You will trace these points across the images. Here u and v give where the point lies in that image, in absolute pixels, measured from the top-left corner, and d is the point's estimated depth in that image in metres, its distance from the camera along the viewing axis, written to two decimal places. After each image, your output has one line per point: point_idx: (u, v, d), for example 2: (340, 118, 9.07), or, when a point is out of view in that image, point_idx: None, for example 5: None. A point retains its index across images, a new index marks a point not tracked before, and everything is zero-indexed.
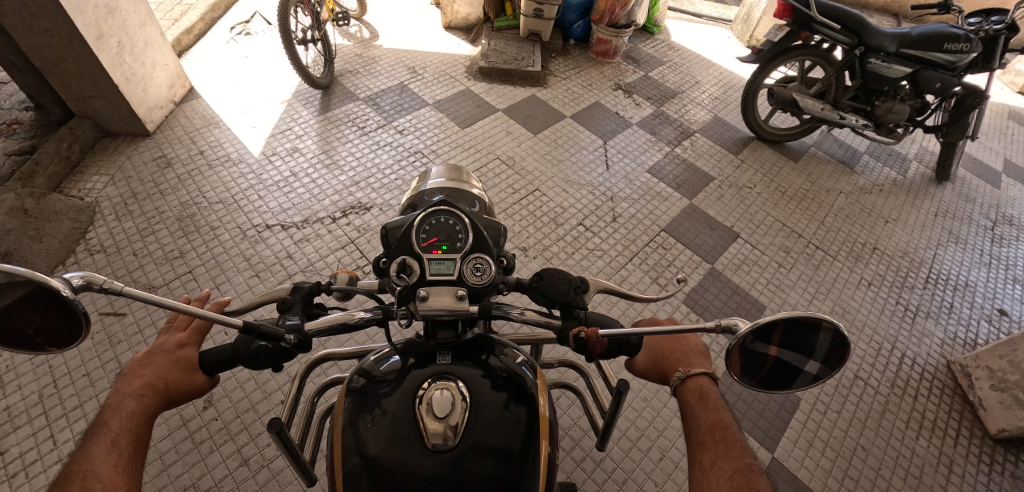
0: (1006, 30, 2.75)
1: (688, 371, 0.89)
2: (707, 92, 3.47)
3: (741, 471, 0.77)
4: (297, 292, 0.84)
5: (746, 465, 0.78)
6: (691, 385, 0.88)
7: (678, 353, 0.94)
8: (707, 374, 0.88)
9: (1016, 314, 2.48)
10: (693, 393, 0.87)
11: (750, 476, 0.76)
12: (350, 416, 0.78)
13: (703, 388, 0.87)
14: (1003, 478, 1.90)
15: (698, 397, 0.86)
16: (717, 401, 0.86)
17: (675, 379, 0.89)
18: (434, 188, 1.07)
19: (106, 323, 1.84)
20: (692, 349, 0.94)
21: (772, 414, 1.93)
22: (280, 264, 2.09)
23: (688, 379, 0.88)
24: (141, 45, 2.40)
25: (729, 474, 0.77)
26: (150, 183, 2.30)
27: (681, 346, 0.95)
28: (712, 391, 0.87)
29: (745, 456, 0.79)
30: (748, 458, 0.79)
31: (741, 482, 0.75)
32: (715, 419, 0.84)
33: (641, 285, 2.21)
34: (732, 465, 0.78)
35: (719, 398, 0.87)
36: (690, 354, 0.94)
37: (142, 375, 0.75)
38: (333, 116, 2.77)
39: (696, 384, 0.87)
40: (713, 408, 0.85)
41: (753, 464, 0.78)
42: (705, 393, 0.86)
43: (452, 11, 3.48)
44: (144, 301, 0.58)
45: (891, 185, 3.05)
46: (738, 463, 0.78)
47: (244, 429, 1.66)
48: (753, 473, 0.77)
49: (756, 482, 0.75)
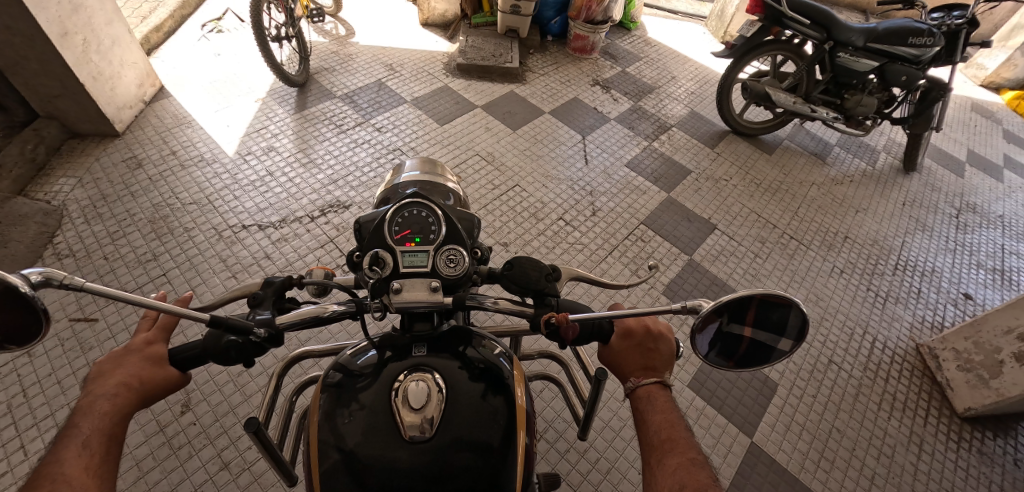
0: (967, 24, 2.84)
1: (639, 380, 0.90)
2: (683, 87, 3.52)
3: (685, 465, 0.80)
4: (269, 286, 0.84)
5: (690, 459, 0.81)
6: (641, 391, 0.90)
7: (643, 359, 0.92)
8: (657, 381, 0.90)
9: (980, 297, 2.58)
10: (642, 398, 0.89)
11: (693, 470, 0.79)
12: (326, 412, 0.78)
13: (652, 393, 0.89)
14: (970, 454, 1.98)
15: (647, 401, 0.88)
16: (665, 404, 0.88)
17: (626, 385, 0.91)
18: (408, 182, 1.07)
19: (77, 330, 1.79)
20: (657, 358, 0.92)
21: (751, 400, 1.97)
22: (257, 265, 2.06)
23: (639, 386, 0.90)
24: (108, 43, 2.34)
25: (674, 469, 0.80)
26: (120, 185, 2.24)
27: (648, 352, 0.92)
28: (661, 397, 0.89)
29: (689, 451, 0.83)
30: (692, 453, 0.82)
31: (686, 475, 0.78)
32: (664, 420, 0.86)
33: (621, 277, 2.25)
34: (677, 461, 0.81)
35: (668, 402, 0.89)
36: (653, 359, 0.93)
37: (113, 375, 0.73)
38: (309, 114, 2.74)
39: (646, 390, 0.89)
40: (661, 410, 0.87)
41: (696, 458, 0.82)
42: (653, 398, 0.88)
43: (429, 8, 3.47)
44: (107, 297, 0.57)
45: (861, 176, 3.14)
46: (682, 458, 0.81)
47: (223, 433, 1.64)
48: (697, 467, 0.80)
49: (699, 475, 0.78)
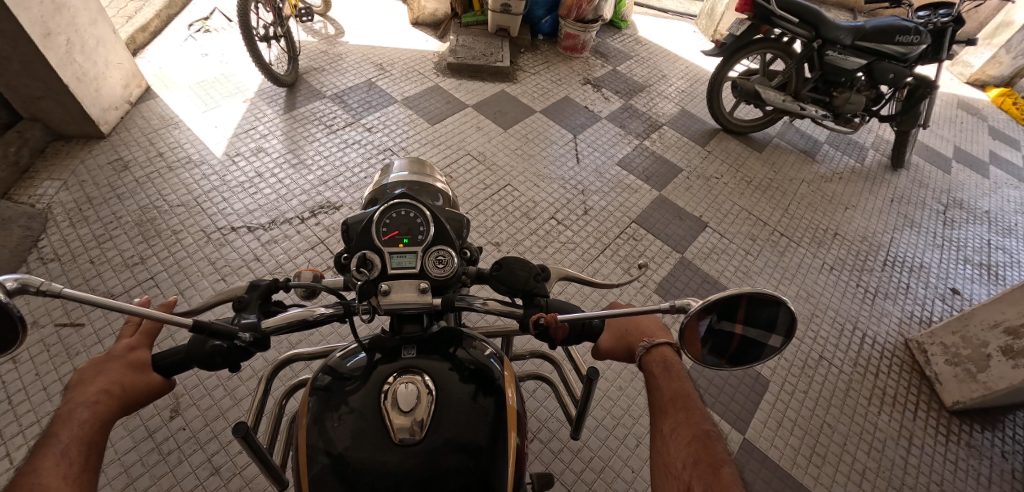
0: (953, 22, 2.87)
1: (653, 341, 0.93)
2: (674, 85, 3.53)
3: (699, 438, 0.81)
4: (254, 290, 0.82)
5: (704, 433, 0.82)
6: (655, 355, 0.92)
7: (641, 327, 0.97)
8: (669, 345, 0.93)
9: (967, 292, 2.61)
10: (657, 363, 0.90)
11: (708, 443, 0.81)
12: (314, 415, 0.77)
13: (666, 357, 0.91)
14: (959, 447, 2.00)
15: (662, 367, 0.89)
16: (679, 371, 0.89)
17: (641, 349, 0.93)
18: (396, 182, 1.07)
19: (62, 335, 1.77)
20: (653, 324, 0.98)
21: (743, 396, 1.98)
22: (247, 267, 2.04)
23: (653, 349, 0.92)
24: (92, 43, 2.30)
25: (688, 441, 0.81)
26: (106, 187, 2.20)
27: (642, 322, 0.98)
28: (675, 362, 0.91)
29: (704, 423, 0.83)
30: (706, 425, 0.83)
31: (700, 450, 0.80)
32: (678, 389, 0.87)
33: (613, 276, 2.25)
34: (691, 432, 0.82)
35: (682, 369, 0.90)
36: (653, 328, 0.97)
37: (94, 382, 0.72)
38: (298, 114, 2.71)
39: (660, 354, 0.91)
40: (677, 379, 0.88)
41: (711, 431, 0.83)
42: (668, 363, 0.90)
43: (419, 7, 3.45)
44: (84, 303, 0.55)
45: (850, 173, 3.16)
46: (697, 430, 0.82)
47: (213, 437, 1.62)
48: (711, 441, 0.81)
49: (714, 449, 0.80)
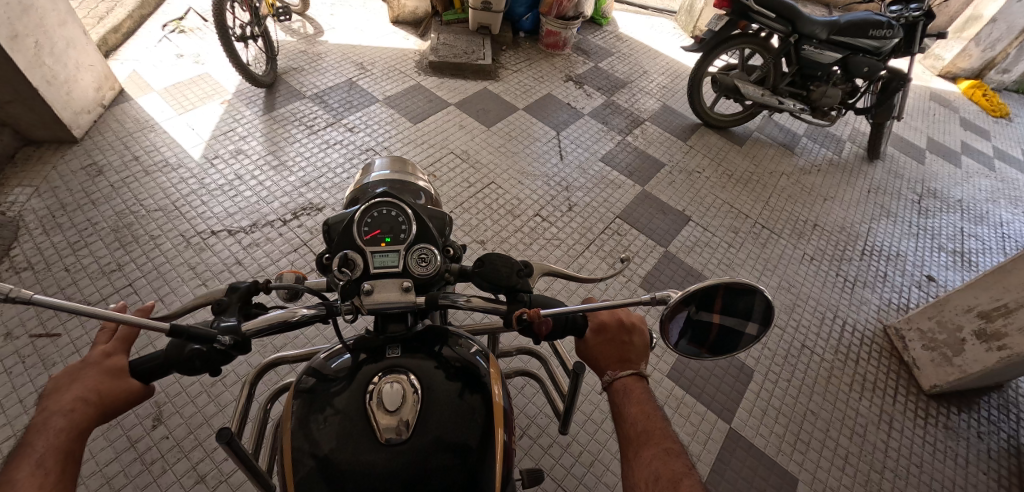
0: (923, 16, 2.94)
1: (617, 373, 0.92)
2: (655, 81, 3.56)
3: (660, 455, 0.83)
4: (234, 292, 0.81)
5: (666, 450, 0.84)
6: (618, 386, 0.92)
7: (617, 353, 0.94)
8: (634, 374, 0.92)
9: (942, 279, 2.68)
10: (619, 392, 0.91)
11: (669, 459, 0.82)
12: (300, 418, 0.76)
13: (629, 386, 0.91)
14: (937, 430, 2.06)
15: (624, 395, 0.90)
16: (641, 396, 0.90)
17: (605, 379, 0.93)
18: (377, 181, 1.06)
19: (38, 346, 1.72)
20: (632, 346, 0.95)
21: (728, 386, 2.01)
22: (228, 271, 2.00)
23: (616, 380, 0.92)
24: (62, 45, 2.24)
25: (649, 459, 0.83)
26: (80, 193, 2.15)
27: (619, 346, 0.95)
28: (638, 388, 0.91)
29: (665, 441, 0.85)
30: (668, 442, 0.85)
31: (661, 466, 0.81)
32: (640, 412, 0.89)
33: (599, 270, 2.26)
34: (653, 450, 0.84)
35: (644, 394, 0.91)
36: (630, 353, 0.95)
37: (69, 390, 0.70)
38: (278, 115, 2.67)
39: (623, 384, 0.91)
40: (637, 402, 0.89)
41: (672, 447, 0.85)
42: (629, 391, 0.90)
43: (400, 5, 3.43)
44: (57, 309, 0.54)
45: (828, 165, 3.23)
46: (659, 448, 0.84)
47: (198, 445, 1.59)
48: (672, 456, 0.83)
49: (674, 464, 0.82)
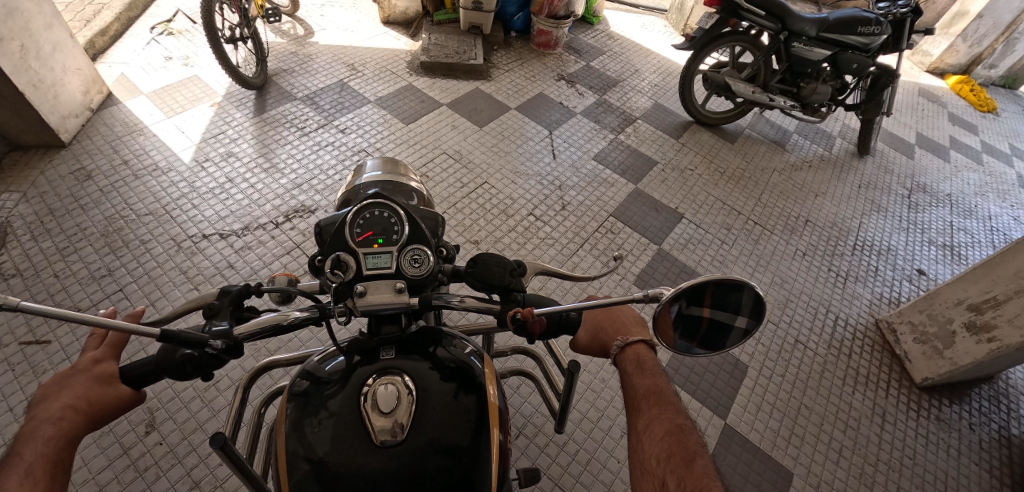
0: (911, 13, 2.96)
1: (627, 340, 0.95)
2: (647, 79, 3.57)
3: (672, 432, 0.83)
4: (225, 296, 0.80)
5: (678, 426, 0.84)
6: (629, 353, 0.94)
7: (616, 325, 1.00)
8: (644, 342, 0.95)
9: (932, 272, 2.71)
10: (631, 361, 0.93)
11: (681, 436, 0.83)
12: (293, 421, 0.76)
13: (640, 355, 0.94)
14: (929, 421, 2.08)
15: (636, 365, 0.93)
16: (652, 368, 0.93)
17: (616, 347, 0.95)
18: (369, 182, 1.06)
19: (28, 353, 1.70)
20: (627, 320, 1.02)
21: (723, 382, 2.02)
22: (220, 275, 1.99)
23: (627, 348, 0.95)
24: (48, 49, 2.21)
25: (661, 435, 0.83)
26: (69, 198, 2.12)
27: (617, 318, 1.01)
28: (649, 359, 0.94)
29: (677, 417, 0.86)
30: (680, 419, 0.86)
31: (672, 443, 0.82)
32: (652, 385, 0.91)
33: (593, 269, 2.27)
34: (664, 426, 0.85)
35: (656, 365, 0.94)
36: (628, 324, 1.01)
37: (58, 398, 0.69)
38: (269, 117, 2.66)
39: (634, 352, 0.94)
40: (649, 375, 0.92)
41: (684, 424, 0.85)
42: (642, 361, 0.93)
43: (390, 6, 3.42)
44: (45, 315, 0.53)
45: (819, 161, 3.25)
46: (671, 425, 0.85)
47: (192, 451, 1.58)
48: (684, 433, 0.83)
49: (686, 441, 0.82)
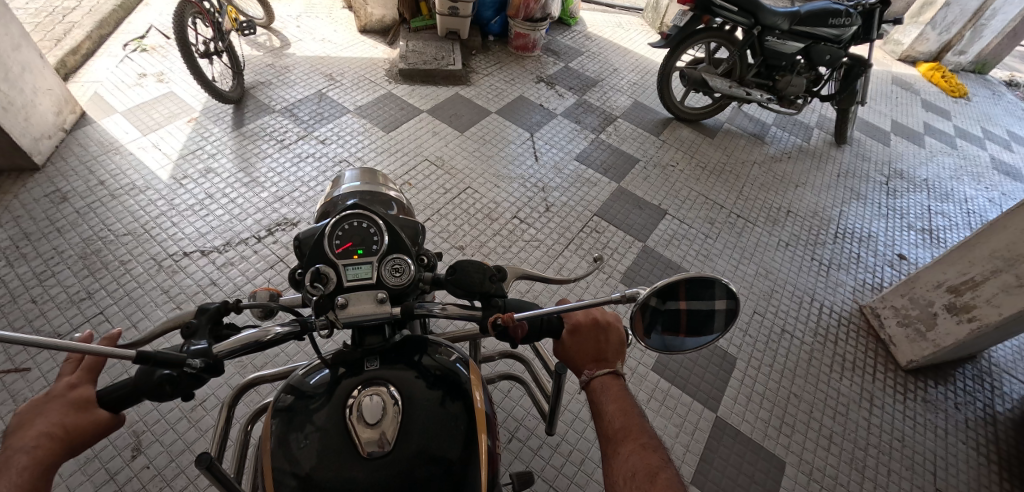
0: (879, 4, 3.05)
1: (593, 371, 0.92)
2: (626, 78, 3.61)
3: (638, 450, 0.84)
4: (203, 314, 0.80)
5: (642, 445, 0.85)
6: (596, 384, 0.92)
7: (595, 351, 0.93)
8: (611, 371, 0.92)
9: (912, 256, 2.77)
10: (597, 390, 0.91)
11: (647, 453, 0.84)
12: (279, 437, 0.75)
13: (607, 384, 0.91)
14: (916, 403, 2.11)
15: (601, 392, 0.91)
16: (619, 392, 0.91)
17: (583, 378, 0.93)
18: (348, 193, 1.05)
19: (7, 382, 1.66)
20: (608, 347, 0.93)
21: (712, 375, 2.04)
22: (203, 293, 1.96)
23: (594, 378, 0.92)
24: (18, 70, 2.18)
25: (627, 455, 0.84)
26: (45, 221, 2.08)
27: (602, 343, 0.93)
28: (615, 385, 0.92)
29: (642, 436, 0.86)
30: (644, 437, 0.86)
31: (637, 460, 0.83)
32: (617, 408, 0.89)
33: (578, 269, 2.28)
34: (630, 447, 0.85)
35: (622, 389, 0.91)
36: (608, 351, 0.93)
37: (33, 425, 0.68)
38: (248, 131, 2.63)
39: (601, 382, 0.91)
40: (614, 398, 0.90)
41: (649, 441, 0.86)
42: (607, 387, 0.91)
43: (366, 14, 3.41)
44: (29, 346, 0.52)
45: (798, 152, 3.30)
46: (636, 443, 0.85)
47: (180, 473, 1.55)
48: (649, 451, 0.84)
49: (651, 458, 0.83)
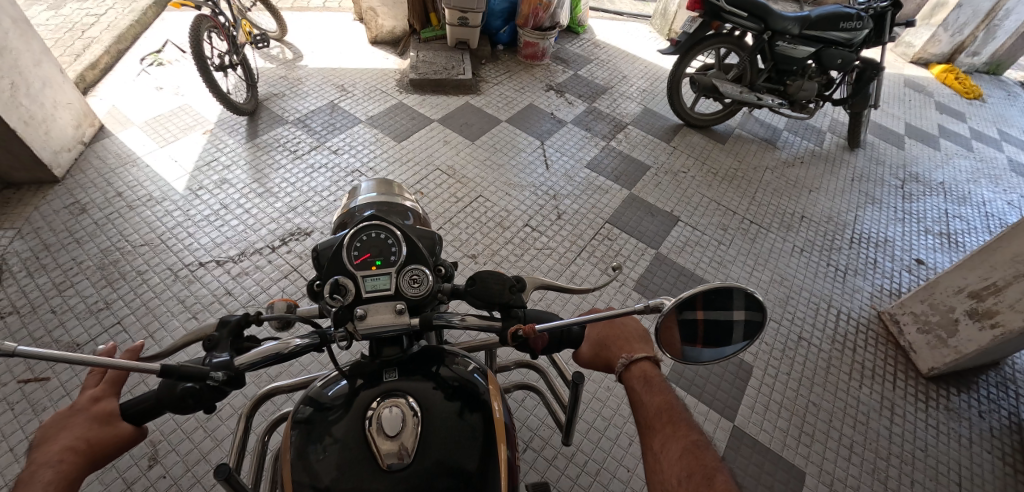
0: (891, 7, 3.02)
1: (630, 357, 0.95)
2: (635, 85, 3.61)
3: (689, 449, 0.84)
4: (224, 326, 0.80)
5: (693, 443, 0.85)
6: (635, 371, 0.94)
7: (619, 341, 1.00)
8: (648, 358, 0.95)
9: (931, 261, 2.72)
10: (637, 379, 0.93)
11: (699, 453, 0.83)
12: (298, 450, 0.75)
13: (646, 372, 0.93)
14: (939, 412, 2.06)
15: (643, 383, 0.92)
16: (661, 385, 0.92)
17: (620, 365, 0.95)
18: (364, 204, 1.06)
19: (27, 392, 1.68)
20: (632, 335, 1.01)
21: (728, 383, 2.02)
22: (218, 302, 1.98)
23: (631, 365, 0.94)
24: (38, 85, 2.23)
25: (680, 454, 0.83)
26: (64, 232, 2.12)
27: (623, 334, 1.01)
28: (655, 375, 0.93)
29: (692, 433, 0.86)
30: (694, 434, 0.86)
31: (690, 460, 0.82)
32: (661, 402, 0.90)
33: (591, 278, 2.26)
34: (681, 445, 0.84)
35: (663, 381, 0.93)
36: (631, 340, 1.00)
37: (57, 439, 0.69)
38: (262, 142, 2.67)
39: (640, 369, 0.93)
40: (659, 392, 0.91)
41: (698, 440, 0.86)
42: (648, 378, 0.92)
43: (377, 26, 3.46)
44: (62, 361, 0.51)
45: (810, 156, 3.27)
46: (686, 441, 0.85)
47: (196, 482, 1.56)
48: (700, 449, 0.84)
49: (703, 458, 0.82)
